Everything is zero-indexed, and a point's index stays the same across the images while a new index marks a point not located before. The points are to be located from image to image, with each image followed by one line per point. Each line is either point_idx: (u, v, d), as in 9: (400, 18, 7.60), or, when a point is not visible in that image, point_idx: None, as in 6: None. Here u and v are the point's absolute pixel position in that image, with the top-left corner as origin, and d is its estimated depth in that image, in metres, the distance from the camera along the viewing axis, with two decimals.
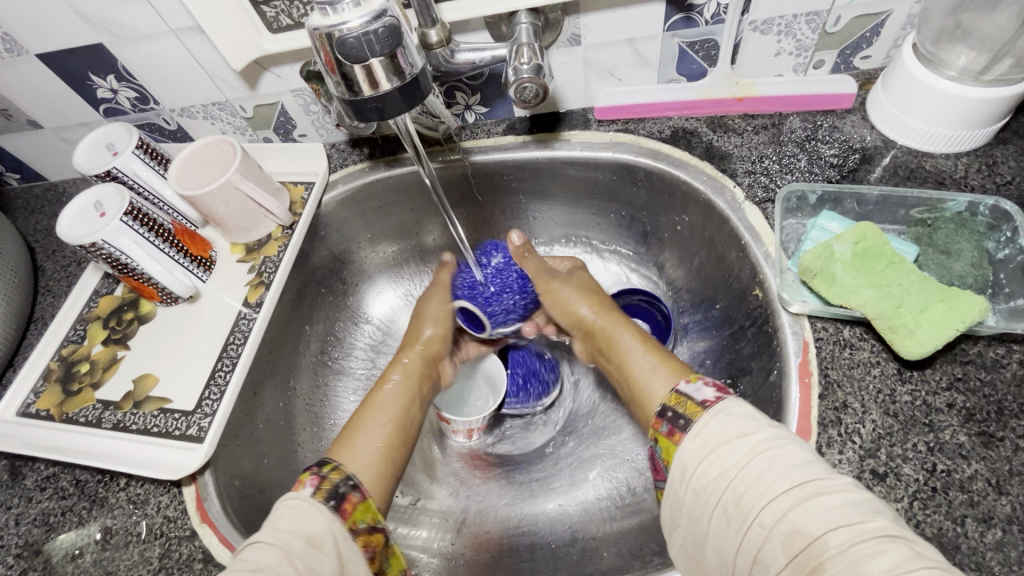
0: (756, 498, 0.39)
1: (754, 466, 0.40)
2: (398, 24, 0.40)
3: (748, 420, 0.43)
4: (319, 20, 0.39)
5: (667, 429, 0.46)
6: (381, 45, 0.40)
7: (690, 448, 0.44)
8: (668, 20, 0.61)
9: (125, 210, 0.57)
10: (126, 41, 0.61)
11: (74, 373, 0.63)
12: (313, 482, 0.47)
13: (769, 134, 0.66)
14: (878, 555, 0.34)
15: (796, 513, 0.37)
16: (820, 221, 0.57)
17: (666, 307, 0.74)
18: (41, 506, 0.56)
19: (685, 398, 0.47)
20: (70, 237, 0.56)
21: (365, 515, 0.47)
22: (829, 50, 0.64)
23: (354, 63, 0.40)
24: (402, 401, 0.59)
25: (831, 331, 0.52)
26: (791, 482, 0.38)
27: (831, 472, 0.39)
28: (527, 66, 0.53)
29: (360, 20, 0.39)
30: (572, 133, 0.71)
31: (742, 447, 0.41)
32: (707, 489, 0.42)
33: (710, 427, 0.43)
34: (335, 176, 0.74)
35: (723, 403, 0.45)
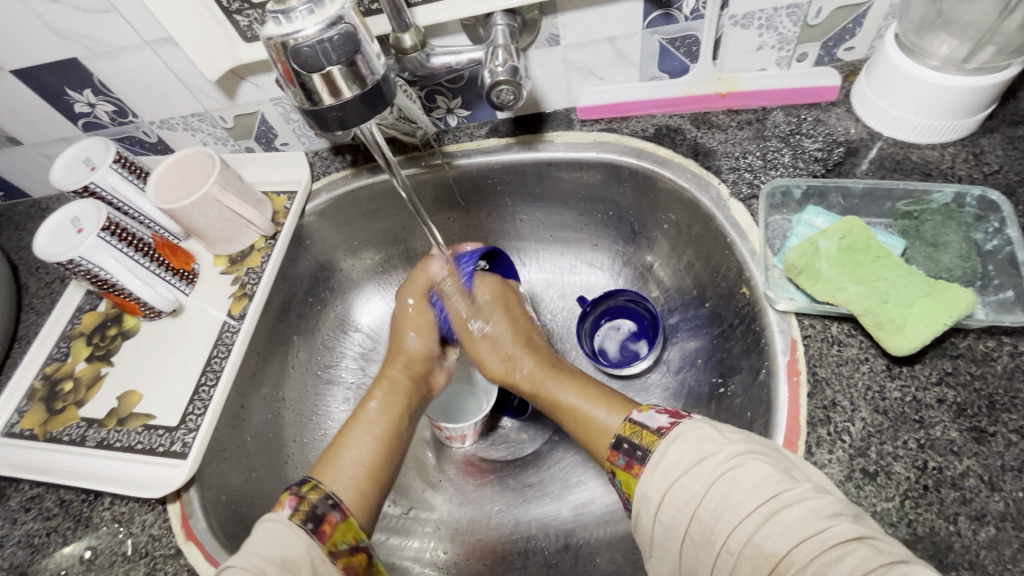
0: (722, 523, 0.39)
1: (717, 490, 0.40)
2: (355, 31, 0.39)
3: (707, 442, 0.43)
4: (273, 30, 0.38)
5: (624, 461, 0.46)
6: (337, 53, 0.39)
7: (651, 478, 0.43)
8: (647, 17, 0.60)
9: (103, 226, 0.56)
10: (100, 55, 0.61)
11: (58, 392, 0.62)
12: (291, 503, 0.48)
13: (754, 129, 0.65)
14: (840, 562, 0.35)
15: (761, 535, 0.38)
16: (805, 217, 0.57)
17: (654, 306, 0.74)
18: (26, 527, 0.55)
19: (639, 427, 0.47)
20: (47, 256, 0.55)
21: (346, 536, 0.48)
22: (811, 42, 0.63)
23: (311, 72, 0.39)
24: (387, 416, 0.59)
25: (819, 328, 0.52)
26: (754, 503, 0.39)
27: (790, 482, 0.39)
28: (503, 68, 0.53)
29: (314, 28, 0.38)
30: (556, 133, 0.71)
31: (703, 473, 0.41)
32: (675, 522, 0.41)
33: (669, 456, 0.43)
34: (318, 184, 0.73)
35: (677, 429, 0.45)
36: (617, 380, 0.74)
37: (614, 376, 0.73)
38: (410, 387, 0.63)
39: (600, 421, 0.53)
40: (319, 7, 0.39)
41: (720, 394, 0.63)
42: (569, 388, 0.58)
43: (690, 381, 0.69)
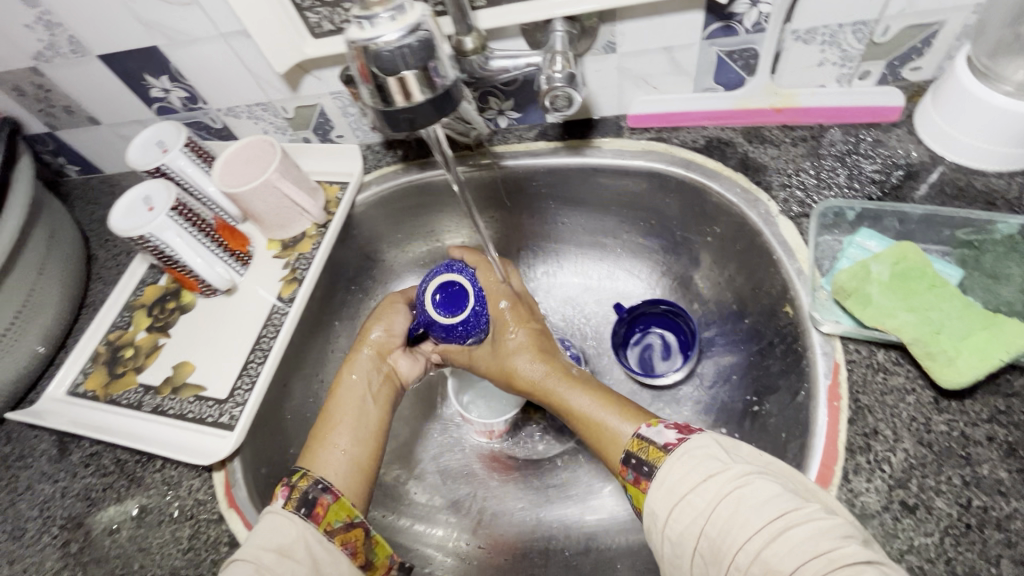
0: (730, 541, 0.39)
1: (722, 508, 0.41)
2: (431, 38, 0.41)
3: (713, 460, 0.44)
4: (356, 34, 0.40)
5: (633, 476, 0.47)
6: (414, 59, 0.41)
7: (658, 495, 0.44)
8: (707, 28, 0.61)
9: (173, 206, 0.60)
10: (179, 44, 0.65)
11: (120, 357, 0.66)
12: (284, 493, 0.51)
13: (808, 146, 0.64)
14: None
15: (771, 552, 0.38)
16: (857, 238, 0.56)
17: (692, 320, 0.74)
18: (84, 481, 0.59)
19: (647, 442, 0.48)
20: (123, 231, 0.59)
21: (340, 514, 0.51)
22: (875, 60, 0.62)
23: (388, 75, 0.41)
24: (362, 410, 0.61)
25: (864, 354, 0.50)
26: (762, 521, 0.39)
27: (797, 501, 0.40)
28: (561, 74, 0.53)
29: (395, 34, 0.40)
30: (604, 140, 0.71)
31: (709, 490, 0.42)
32: (683, 540, 0.42)
33: (675, 473, 0.44)
34: (369, 177, 0.76)
35: (684, 445, 0.45)
36: (649, 390, 0.74)
37: (643, 384, 0.74)
38: (372, 372, 0.64)
39: (615, 429, 0.51)
40: (401, 14, 0.40)
41: (754, 412, 0.63)
42: (581, 393, 0.56)
43: (723, 397, 0.69)
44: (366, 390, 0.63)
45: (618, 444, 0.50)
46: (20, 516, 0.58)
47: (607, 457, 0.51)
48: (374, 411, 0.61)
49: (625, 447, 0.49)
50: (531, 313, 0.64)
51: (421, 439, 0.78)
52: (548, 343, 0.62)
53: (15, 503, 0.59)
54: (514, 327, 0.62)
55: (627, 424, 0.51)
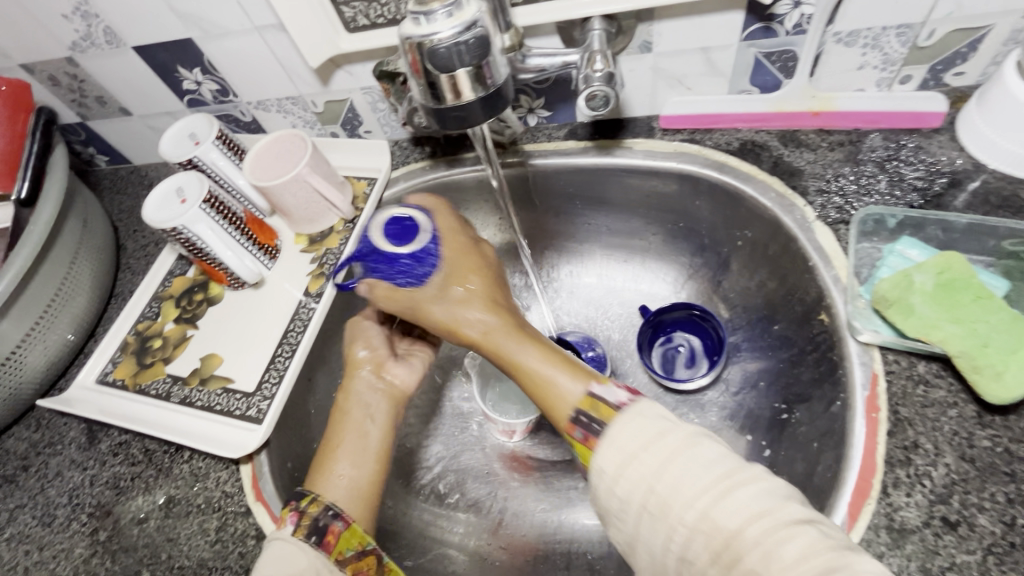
0: (678, 498, 0.37)
1: (672, 466, 0.38)
2: (487, 35, 0.41)
3: (662, 419, 0.41)
4: (412, 30, 0.40)
5: (582, 435, 0.44)
6: (470, 56, 0.40)
7: (606, 453, 0.41)
8: (746, 29, 0.60)
9: (205, 198, 0.60)
10: (213, 37, 0.65)
11: (148, 348, 0.67)
12: (293, 519, 0.50)
13: (846, 151, 0.63)
14: (792, 542, 0.34)
15: (717, 511, 0.36)
16: (898, 247, 0.54)
17: (721, 325, 0.72)
18: (113, 470, 0.59)
19: (597, 401, 0.45)
20: (156, 222, 0.59)
21: (351, 542, 0.50)
22: (917, 65, 0.61)
23: (442, 72, 0.41)
24: (361, 432, 0.58)
25: (904, 365, 0.49)
26: (710, 479, 0.37)
27: (745, 462, 0.39)
28: (600, 74, 0.53)
29: (451, 31, 0.39)
30: (635, 140, 0.71)
31: (658, 449, 0.39)
32: (629, 499, 0.39)
33: (625, 430, 0.41)
34: (397, 173, 0.76)
35: (635, 405, 0.43)
36: (673, 394, 0.73)
37: (667, 388, 0.73)
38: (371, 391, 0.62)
39: (560, 385, 0.47)
40: (458, 10, 0.40)
41: (783, 420, 0.62)
42: (524, 343, 0.50)
43: (750, 404, 0.68)
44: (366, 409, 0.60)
45: (564, 402, 0.46)
46: (50, 503, 0.59)
47: (550, 413, 0.47)
48: (375, 432, 0.59)
49: (573, 405, 0.46)
50: (491, 264, 0.56)
51: (441, 436, 0.78)
52: (506, 294, 0.55)
53: (45, 489, 0.60)
54: (471, 276, 0.54)
55: (576, 381, 0.47)
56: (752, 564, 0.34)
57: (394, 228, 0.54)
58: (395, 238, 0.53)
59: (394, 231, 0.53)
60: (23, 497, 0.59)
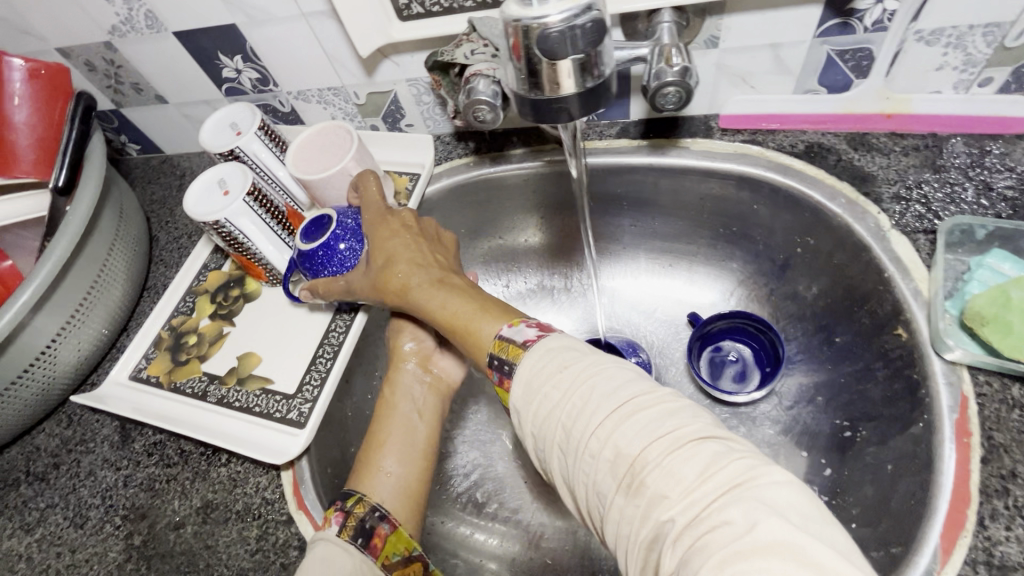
0: (581, 427, 0.38)
1: (576, 397, 0.39)
2: (603, 20, 0.38)
3: (571, 352, 0.42)
4: (524, 12, 0.37)
5: (498, 378, 0.44)
6: (583, 42, 0.37)
7: (518, 393, 0.42)
8: (821, 25, 0.56)
9: (249, 189, 0.57)
10: (257, 23, 0.62)
11: (183, 344, 0.65)
12: (338, 519, 0.47)
13: (922, 157, 0.59)
14: (689, 459, 0.34)
15: (618, 436, 0.36)
16: (988, 260, 0.51)
17: (778, 336, 0.69)
18: (147, 471, 0.57)
19: (506, 342, 0.45)
20: (201, 214, 0.57)
21: (398, 546, 0.47)
22: (1000, 66, 0.57)
23: (549, 58, 0.38)
24: (408, 428, 0.56)
25: (996, 388, 0.46)
26: (611, 406, 0.38)
27: (648, 388, 0.39)
28: (676, 68, 0.50)
29: (565, 14, 0.36)
30: (692, 140, 0.67)
31: (566, 381, 0.40)
32: (544, 433, 0.40)
33: (533, 367, 0.42)
34: (440, 168, 0.73)
35: (543, 342, 0.43)
36: (723, 406, 0.70)
37: (716, 399, 0.70)
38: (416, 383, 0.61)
39: (477, 330, 0.47)
40: None
41: (847, 439, 0.59)
42: (441, 295, 0.51)
43: (807, 419, 0.65)
44: (413, 402, 0.59)
45: (481, 346, 0.47)
46: (82, 504, 0.56)
47: (474, 359, 0.48)
48: (422, 427, 0.57)
49: (488, 351, 0.46)
50: (425, 229, 0.58)
51: (477, 443, 0.75)
52: (436, 250, 0.56)
53: (76, 489, 0.57)
54: (393, 237, 0.55)
55: (490, 325, 0.47)
56: (652, 484, 0.34)
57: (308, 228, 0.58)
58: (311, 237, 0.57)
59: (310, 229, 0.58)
60: (54, 496, 0.57)
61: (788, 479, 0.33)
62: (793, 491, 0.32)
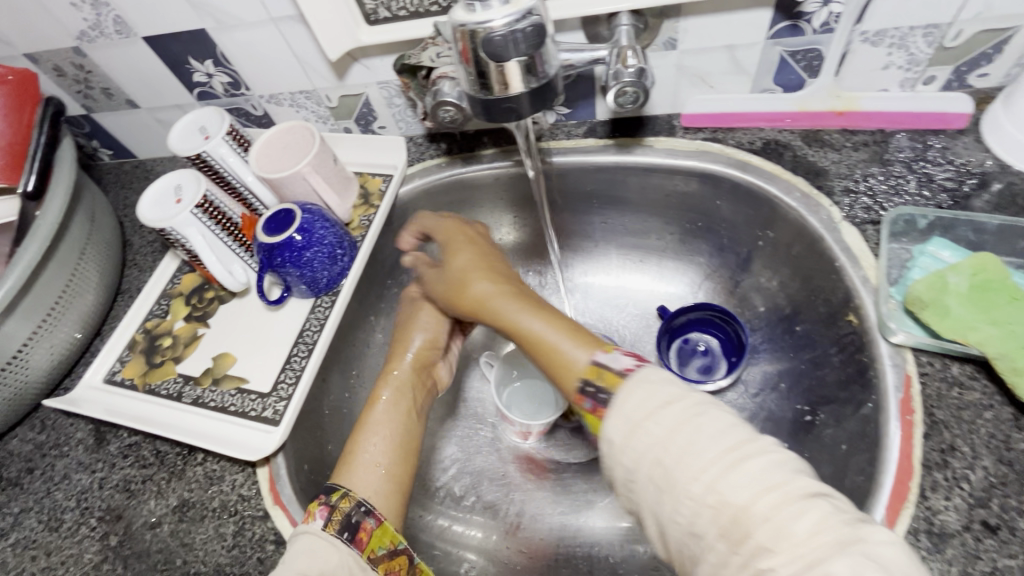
0: (683, 469, 0.37)
1: (679, 437, 0.38)
2: (543, 25, 0.40)
3: (670, 387, 0.41)
4: (467, 17, 0.39)
5: (590, 405, 0.44)
6: (525, 44, 0.40)
7: (612, 421, 0.41)
8: (773, 27, 0.59)
9: (198, 202, 0.58)
10: (227, 28, 0.63)
11: (158, 347, 0.65)
12: (323, 513, 0.47)
13: (871, 151, 0.62)
14: (800, 517, 0.33)
15: (724, 483, 0.36)
16: (929, 247, 0.54)
17: (744, 327, 0.71)
18: (123, 472, 0.58)
19: (602, 368, 0.45)
20: (149, 219, 0.58)
21: (384, 540, 0.48)
22: (943, 65, 0.61)
23: (494, 61, 0.40)
24: (400, 421, 0.59)
25: (937, 367, 0.49)
26: (719, 450, 0.37)
27: (752, 435, 0.38)
28: (632, 69, 0.52)
29: (507, 19, 0.39)
30: (656, 139, 0.70)
31: (667, 418, 0.39)
32: (637, 467, 0.39)
33: (631, 398, 0.41)
34: (413, 169, 0.75)
35: (639, 372, 0.43)
36: None
37: None
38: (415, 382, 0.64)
39: (567, 354, 0.47)
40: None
41: (808, 422, 0.61)
42: (521, 311, 0.52)
43: (771, 405, 0.67)
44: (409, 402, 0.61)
45: (571, 371, 0.46)
46: (57, 507, 0.57)
47: (558, 383, 0.48)
48: (413, 425, 0.60)
49: (580, 375, 0.45)
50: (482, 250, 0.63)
51: (455, 438, 0.76)
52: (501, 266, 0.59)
53: (51, 493, 0.57)
54: (462, 252, 0.60)
55: (577, 349, 0.47)
56: (762, 538, 0.34)
57: (271, 221, 0.60)
58: (275, 232, 0.60)
59: (272, 225, 0.60)
60: (28, 500, 0.57)
61: (894, 541, 0.33)
62: (900, 555, 0.32)
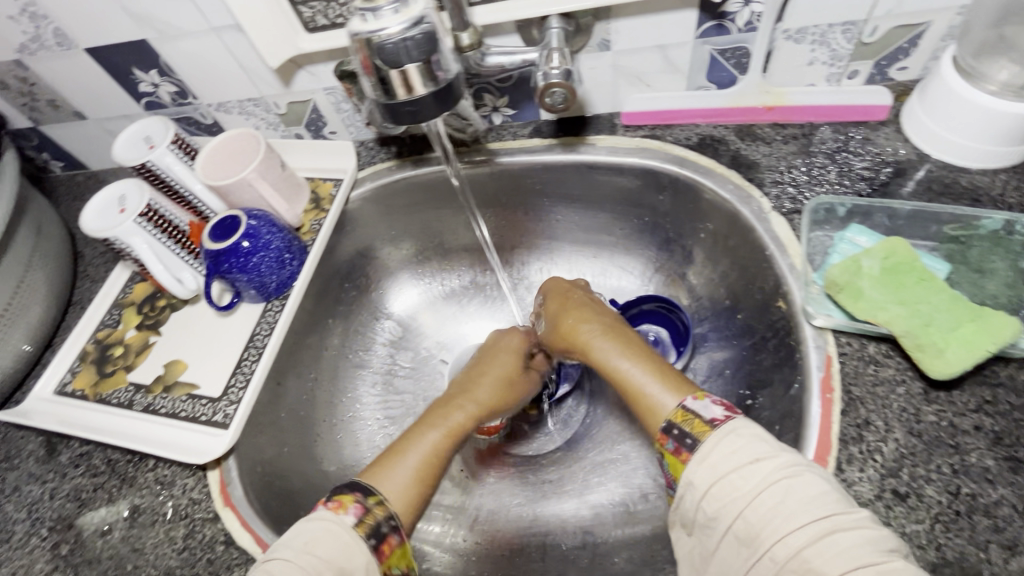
0: (770, 530, 0.38)
1: (768, 497, 0.39)
2: (434, 31, 0.42)
3: (762, 444, 0.41)
4: (360, 26, 0.41)
5: (673, 445, 0.45)
6: (418, 51, 0.42)
7: (699, 469, 0.42)
8: (700, 27, 0.61)
9: (141, 211, 0.59)
10: (169, 38, 0.64)
11: (109, 356, 0.65)
12: (356, 511, 0.47)
13: (799, 144, 0.65)
14: None
15: (812, 551, 0.36)
16: (848, 234, 0.57)
17: (687, 316, 0.74)
18: (74, 482, 0.58)
19: (691, 415, 0.46)
20: (91, 229, 0.59)
21: (400, 561, 0.48)
22: (863, 60, 0.63)
23: (391, 68, 0.43)
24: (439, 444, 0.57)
25: (855, 347, 0.52)
26: (808, 516, 0.37)
27: (845, 505, 0.38)
28: (558, 71, 0.54)
29: (399, 27, 0.41)
30: (598, 137, 0.72)
31: (758, 477, 0.40)
32: (719, 517, 0.40)
33: (720, 450, 0.42)
34: (363, 173, 0.76)
35: (731, 422, 0.43)
36: None
37: None
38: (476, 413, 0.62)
39: (654, 397, 0.49)
40: (404, 6, 0.42)
41: (747, 406, 0.63)
42: (615, 352, 0.55)
43: (716, 392, 0.69)
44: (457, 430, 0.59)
45: (659, 413, 0.48)
46: (7, 519, 0.57)
47: (645, 426, 0.49)
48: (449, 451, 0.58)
49: (667, 417, 0.46)
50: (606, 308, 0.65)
51: None
52: (611, 316, 0.61)
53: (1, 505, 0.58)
54: (568, 300, 0.64)
55: (668, 395, 0.48)
56: None
57: (217, 227, 0.61)
58: (220, 238, 0.61)
59: (218, 230, 0.61)
60: None
61: None
62: None
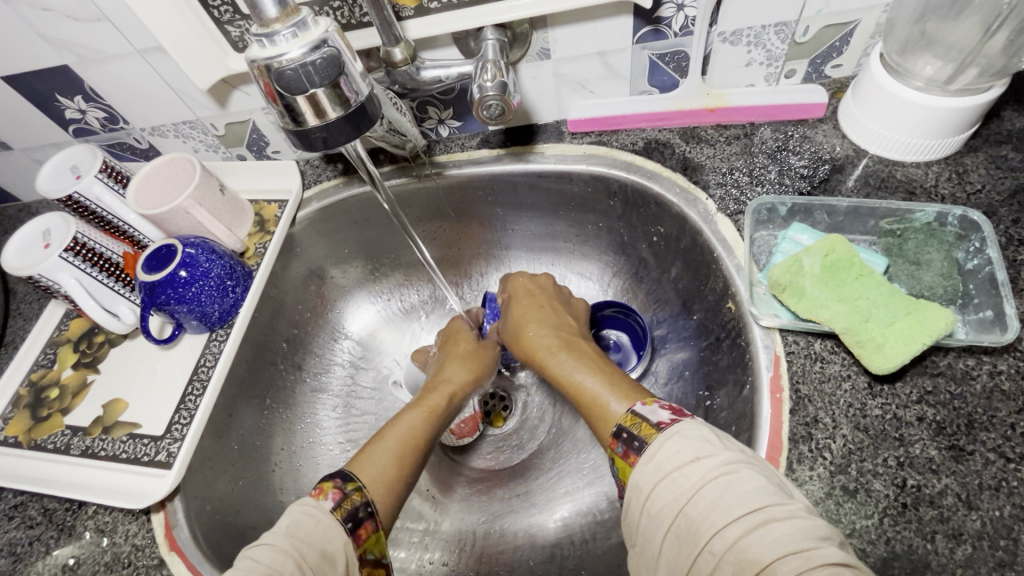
0: (708, 523, 0.38)
1: (707, 492, 0.39)
2: (337, 54, 0.42)
3: (703, 442, 0.41)
4: (257, 53, 0.41)
5: (622, 450, 0.45)
6: (320, 76, 0.42)
7: (645, 470, 0.42)
8: (636, 32, 0.61)
9: (67, 245, 0.56)
10: (92, 63, 0.61)
11: (44, 399, 0.62)
12: (335, 496, 0.46)
13: (742, 144, 0.66)
14: None
15: (747, 541, 0.36)
16: (790, 233, 0.57)
17: (643, 318, 0.74)
18: (8, 536, 0.55)
19: (640, 418, 0.45)
20: (13, 267, 0.56)
21: (375, 546, 0.46)
22: (799, 59, 0.64)
23: (295, 94, 0.42)
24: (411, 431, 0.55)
25: (802, 344, 0.52)
26: (744, 509, 0.37)
27: (781, 497, 0.38)
28: (492, 83, 0.53)
29: (299, 51, 0.41)
30: (546, 145, 0.71)
31: (697, 474, 0.40)
32: (661, 516, 0.40)
33: (666, 450, 0.42)
34: (310, 192, 0.74)
35: (676, 425, 0.43)
36: None
37: None
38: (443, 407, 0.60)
39: (606, 404, 0.49)
40: (303, 30, 0.41)
41: (706, 407, 0.63)
42: (571, 363, 0.56)
43: (677, 394, 0.69)
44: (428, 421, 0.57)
45: (612, 422, 0.48)
46: None
47: (597, 432, 0.49)
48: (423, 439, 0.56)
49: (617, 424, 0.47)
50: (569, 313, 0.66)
51: None
52: (569, 326, 0.62)
53: None
54: (526, 309, 0.64)
55: (619, 403, 0.49)
56: None
57: (154, 255, 0.59)
58: (156, 269, 0.58)
59: (154, 260, 0.58)
60: None
61: None
62: None
